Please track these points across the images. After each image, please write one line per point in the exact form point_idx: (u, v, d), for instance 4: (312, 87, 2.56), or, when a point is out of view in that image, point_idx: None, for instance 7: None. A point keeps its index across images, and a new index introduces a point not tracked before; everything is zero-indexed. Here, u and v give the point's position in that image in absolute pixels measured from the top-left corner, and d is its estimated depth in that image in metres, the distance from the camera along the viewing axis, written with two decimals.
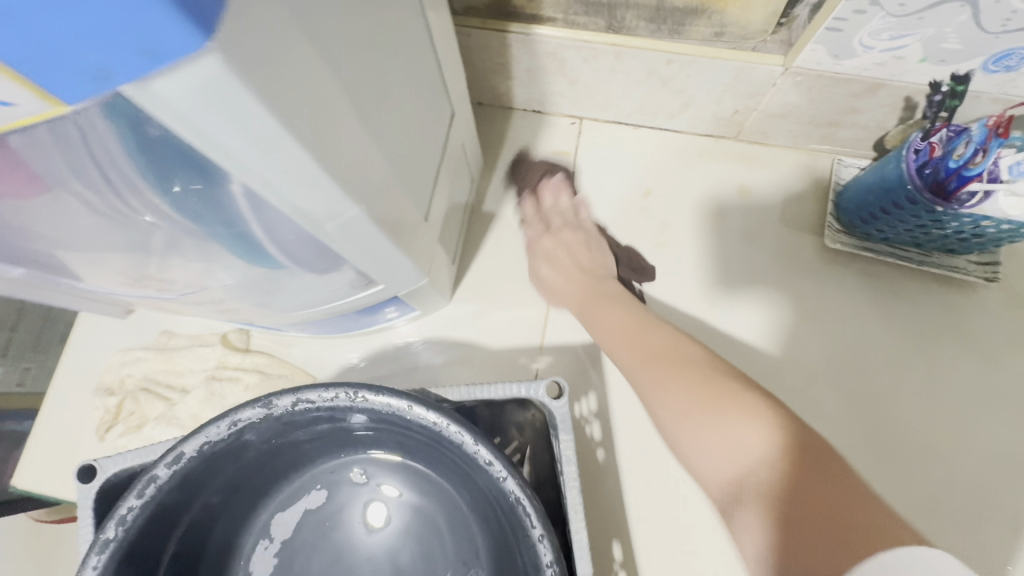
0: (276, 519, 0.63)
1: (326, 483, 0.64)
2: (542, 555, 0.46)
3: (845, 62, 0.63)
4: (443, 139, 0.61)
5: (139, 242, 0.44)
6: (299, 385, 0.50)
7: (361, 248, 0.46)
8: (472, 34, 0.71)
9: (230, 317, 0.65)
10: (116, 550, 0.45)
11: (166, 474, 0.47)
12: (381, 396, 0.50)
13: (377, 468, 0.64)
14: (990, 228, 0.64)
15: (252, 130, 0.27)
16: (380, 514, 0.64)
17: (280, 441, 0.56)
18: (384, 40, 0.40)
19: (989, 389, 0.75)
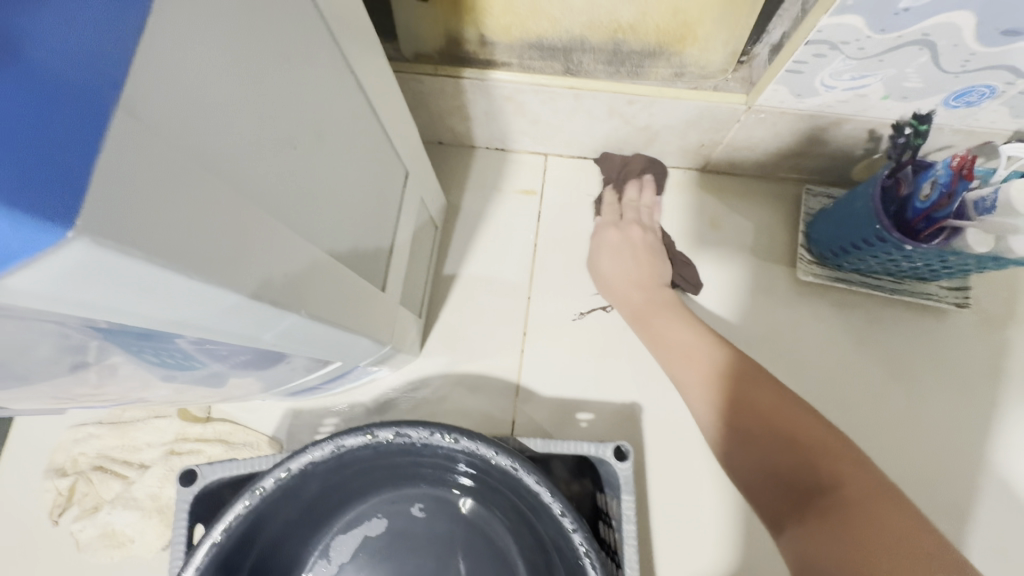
0: (338, 540, 0.68)
1: (390, 514, 0.69)
2: None
3: (807, 100, 0.62)
4: (399, 202, 0.58)
5: (68, 345, 0.36)
6: (405, 421, 0.58)
7: (308, 342, 0.43)
8: (424, 81, 0.68)
9: (195, 397, 0.66)
10: (217, 551, 0.53)
11: (269, 488, 0.55)
12: (475, 442, 0.57)
13: (437, 502, 0.69)
14: (959, 260, 0.63)
15: (147, 283, 0.24)
16: (429, 545, 0.68)
17: (359, 469, 0.62)
18: (306, 132, 0.37)
19: (965, 416, 0.75)
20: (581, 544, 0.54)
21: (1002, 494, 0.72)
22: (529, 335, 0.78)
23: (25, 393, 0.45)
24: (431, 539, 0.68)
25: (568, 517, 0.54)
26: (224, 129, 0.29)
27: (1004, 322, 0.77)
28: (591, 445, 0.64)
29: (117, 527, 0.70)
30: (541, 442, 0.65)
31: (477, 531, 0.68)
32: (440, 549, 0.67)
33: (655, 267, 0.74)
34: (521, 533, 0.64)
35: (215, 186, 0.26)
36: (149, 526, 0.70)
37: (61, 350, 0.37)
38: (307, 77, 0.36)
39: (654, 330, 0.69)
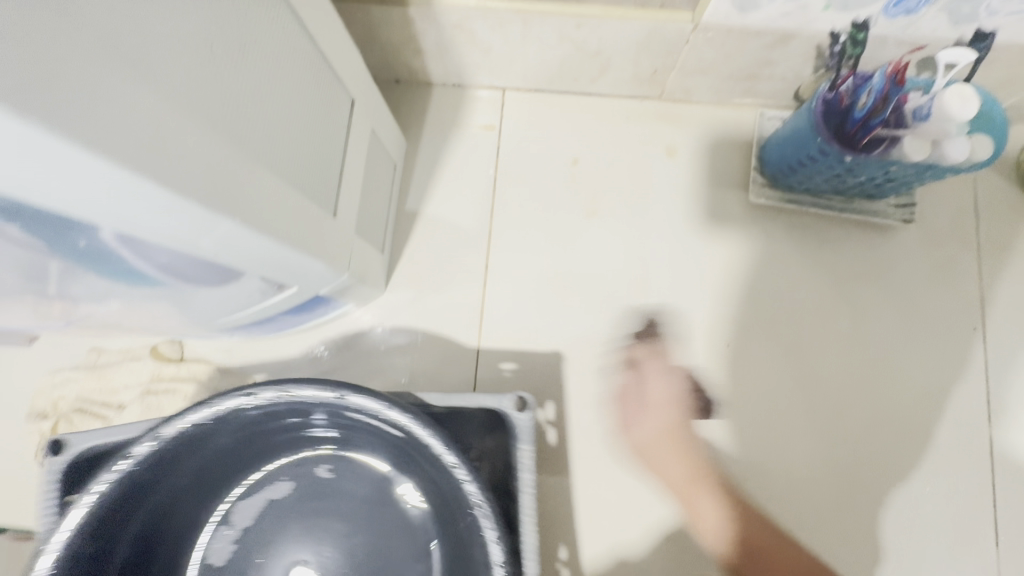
0: (240, 507, 0.63)
1: (295, 476, 0.64)
2: (492, 552, 0.49)
3: (751, 15, 0.62)
4: (346, 128, 0.59)
5: (34, 270, 0.41)
6: (286, 379, 0.51)
7: (249, 259, 0.45)
8: (370, 11, 0.67)
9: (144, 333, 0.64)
10: (88, 519, 0.48)
11: (140, 455, 0.49)
12: (363, 397, 0.51)
13: (346, 461, 0.64)
14: (899, 171, 0.65)
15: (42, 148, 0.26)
16: (338, 513, 0.64)
17: (250, 430, 0.57)
18: (228, 38, 0.39)
19: (910, 327, 0.78)
20: (488, 519, 0.49)
21: (941, 397, 0.76)
22: (491, 269, 0.80)
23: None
24: (338, 499, 0.64)
25: (462, 470, 0.49)
26: (134, 24, 0.31)
27: (948, 236, 0.79)
28: (492, 396, 0.60)
29: None
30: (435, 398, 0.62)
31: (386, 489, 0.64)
32: (335, 510, 0.64)
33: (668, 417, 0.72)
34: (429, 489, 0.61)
35: (115, 71, 0.28)
36: None
37: (25, 270, 0.41)
38: None
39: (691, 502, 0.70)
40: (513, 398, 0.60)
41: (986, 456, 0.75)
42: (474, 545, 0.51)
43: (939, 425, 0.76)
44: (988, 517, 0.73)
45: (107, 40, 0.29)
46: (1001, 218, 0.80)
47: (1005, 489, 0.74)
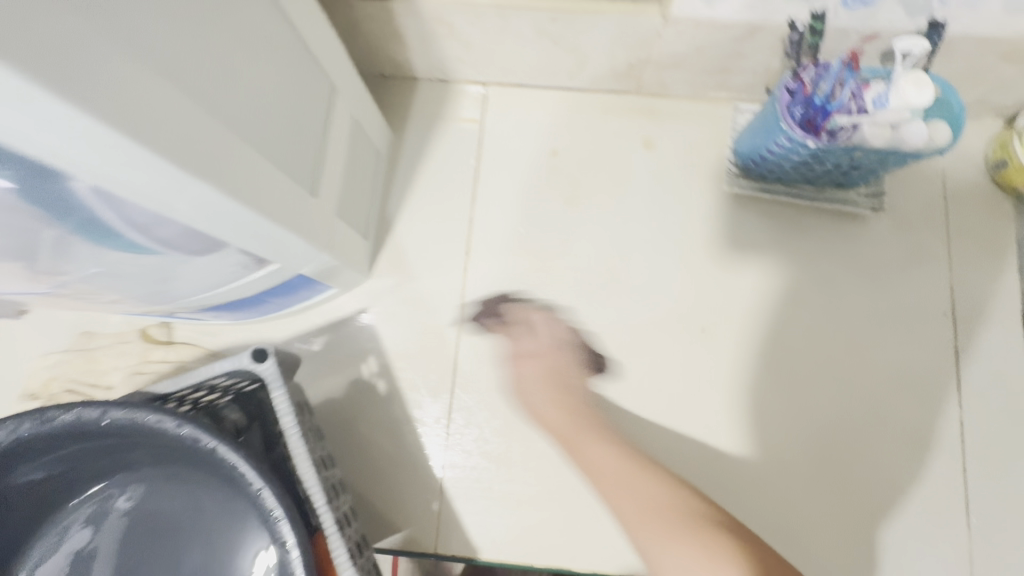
0: (45, 568, 0.62)
1: (90, 522, 0.64)
2: (268, 502, 0.52)
3: (718, 7, 0.65)
4: (327, 112, 0.61)
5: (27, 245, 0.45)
6: (56, 406, 0.53)
7: (228, 226, 0.47)
8: (355, 6, 0.70)
9: (131, 308, 0.64)
10: None
11: None
12: (63, 412, 0.53)
13: (141, 488, 0.65)
14: (863, 157, 0.67)
15: (13, 95, 0.28)
16: (140, 542, 0.64)
17: (37, 465, 0.57)
18: (197, 9, 0.41)
19: (881, 313, 0.80)
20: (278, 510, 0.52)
21: (911, 382, 0.78)
22: (473, 256, 0.82)
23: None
24: (137, 532, 0.64)
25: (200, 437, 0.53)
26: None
27: (918, 225, 0.81)
28: (224, 362, 0.59)
29: None
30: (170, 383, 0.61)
31: (207, 503, 0.64)
32: (166, 526, 0.64)
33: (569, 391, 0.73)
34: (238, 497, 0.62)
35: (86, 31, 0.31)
36: None
37: (20, 244, 0.45)
38: None
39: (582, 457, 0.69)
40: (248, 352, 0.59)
41: (954, 440, 0.76)
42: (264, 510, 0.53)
43: (909, 409, 0.77)
44: (958, 500, 0.75)
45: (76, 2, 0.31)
46: (970, 208, 0.82)
47: (974, 472, 0.75)
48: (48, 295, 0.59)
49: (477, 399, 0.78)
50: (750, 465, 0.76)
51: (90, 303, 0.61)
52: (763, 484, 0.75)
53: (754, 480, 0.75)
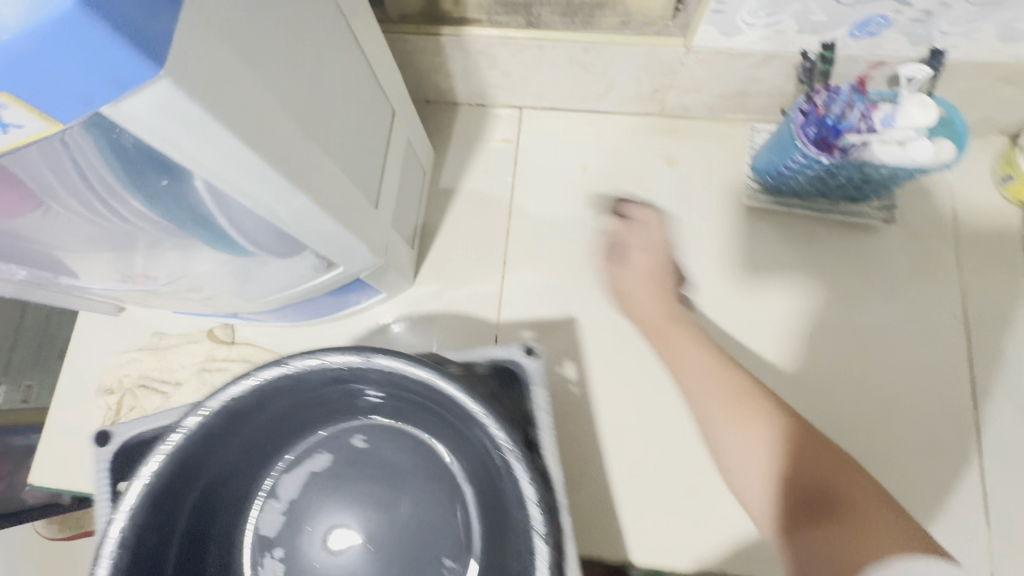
0: (285, 477, 0.70)
1: (329, 449, 0.72)
2: (526, 493, 0.53)
3: (734, 39, 0.72)
4: (387, 134, 0.69)
5: (124, 242, 0.54)
6: (394, 350, 0.57)
7: (312, 232, 0.54)
8: (408, 40, 0.78)
9: (206, 307, 0.72)
10: (145, 494, 0.53)
11: (187, 431, 0.55)
12: (380, 359, 0.57)
13: (378, 431, 0.72)
14: (874, 171, 0.73)
15: (194, 125, 0.35)
16: (361, 482, 0.71)
17: (301, 398, 0.64)
18: (311, 48, 0.49)
19: (897, 317, 0.84)
20: (536, 512, 0.53)
21: (928, 383, 0.82)
22: (509, 265, 0.89)
23: (92, 263, 0.58)
24: (368, 468, 0.71)
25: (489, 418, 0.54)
26: (258, 30, 0.40)
27: (930, 236, 0.86)
28: (502, 347, 0.63)
29: None
30: (455, 351, 0.65)
31: (415, 463, 0.71)
32: (389, 471, 0.71)
33: (665, 276, 0.81)
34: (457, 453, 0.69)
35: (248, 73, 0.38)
36: None
37: (120, 240, 0.53)
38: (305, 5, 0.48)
39: (673, 345, 0.75)
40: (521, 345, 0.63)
41: (971, 440, 0.79)
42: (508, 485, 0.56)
43: (926, 410, 0.81)
44: (976, 497, 0.77)
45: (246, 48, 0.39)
46: (979, 219, 0.86)
47: (991, 472, 0.78)
48: (139, 292, 0.67)
49: None
50: None
51: (173, 302, 0.70)
52: None
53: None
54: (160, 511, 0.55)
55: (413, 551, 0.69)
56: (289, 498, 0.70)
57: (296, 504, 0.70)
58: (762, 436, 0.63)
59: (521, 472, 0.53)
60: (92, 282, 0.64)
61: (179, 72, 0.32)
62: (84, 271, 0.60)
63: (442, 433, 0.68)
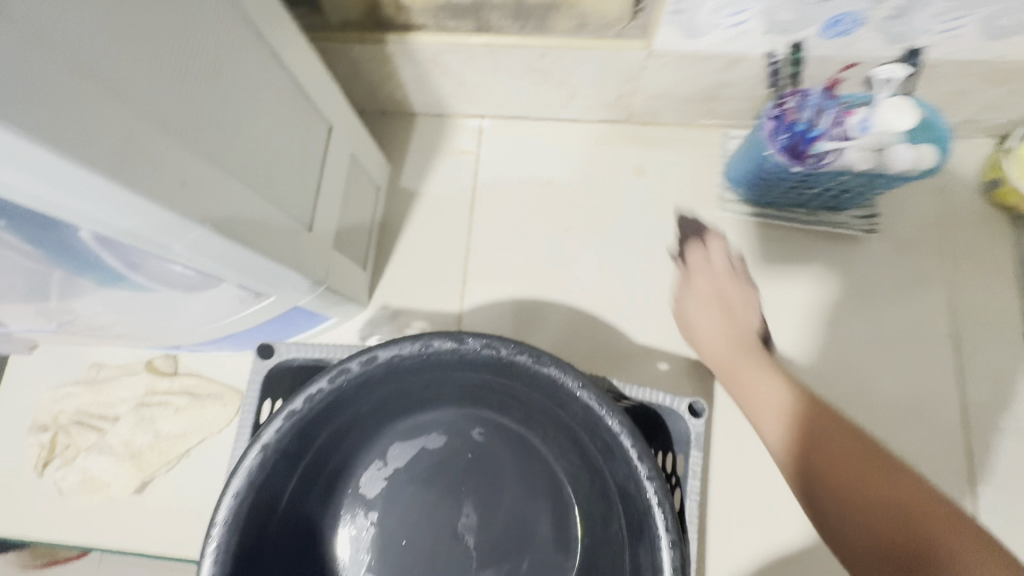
0: (397, 446, 0.63)
1: (448, 431, 0.64)
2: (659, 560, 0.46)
3: (699, 40, 0.67)
4: (323, 150, 0.64)
5: (38, 286, 0.49)
6: (572, 365, 0.50)
7: (225, 264, 0.49)
8: (352, 48, 0.73)
9: (136, 343, 0.66)
10: (297, 420, 0.50)
11: (353, 370, 0.51)
12: (552, 369, 0.50)
13: (501, 428, 0.63)
14: (851, 180, 0.68)
15: (19, 155, 0.30)
16: (466, 480, 0.62)
17: (453, 372, 0.56)
18: (203, 63, 0.44)
19: (884, 334, 0.79)
20: None
21: (917, 404, 0.76)
22: (470, 284, 0.84)
23: (10, 308, 0.52)
24: (479, 465, 0.62)
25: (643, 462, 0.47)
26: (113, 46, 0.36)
27: (915, 245, 0.81)
28: (667, 395, 0.59)
29: (95, 473, 0.76)
30: (621, 382, 0.59)
31: (538, 478, 0.62)
32: (497, 475, 0.62)
33: (738, 297, 0.73)
34: (579, 481, 0.60)
35: (91, 97, 0.33)
36: (123, 469, 0.76)
37: (25, 282, 0.48)
38: (194, 17, 0.44)
39: (734, 373, 0.67)
40: (688, 401, 0.59)
41: (962, 465, 0.74)
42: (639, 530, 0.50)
43: (915, 434, 0.75)
44: None
45: (87, 68, 0.34)
46: (967, 226, 0.81)
47: (985, 499, 0.73)
48: (59, 332, 0.60)
49: None
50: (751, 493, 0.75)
51: (98, 339, 0.63)
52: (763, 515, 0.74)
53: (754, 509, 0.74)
54: (299, 439, 0.52)
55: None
56: (392, 473, 0.62)
57: (394, 485, 0.62)
58: (772, 410, 0.60)
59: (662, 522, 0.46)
60: (10, 326, 0.57)
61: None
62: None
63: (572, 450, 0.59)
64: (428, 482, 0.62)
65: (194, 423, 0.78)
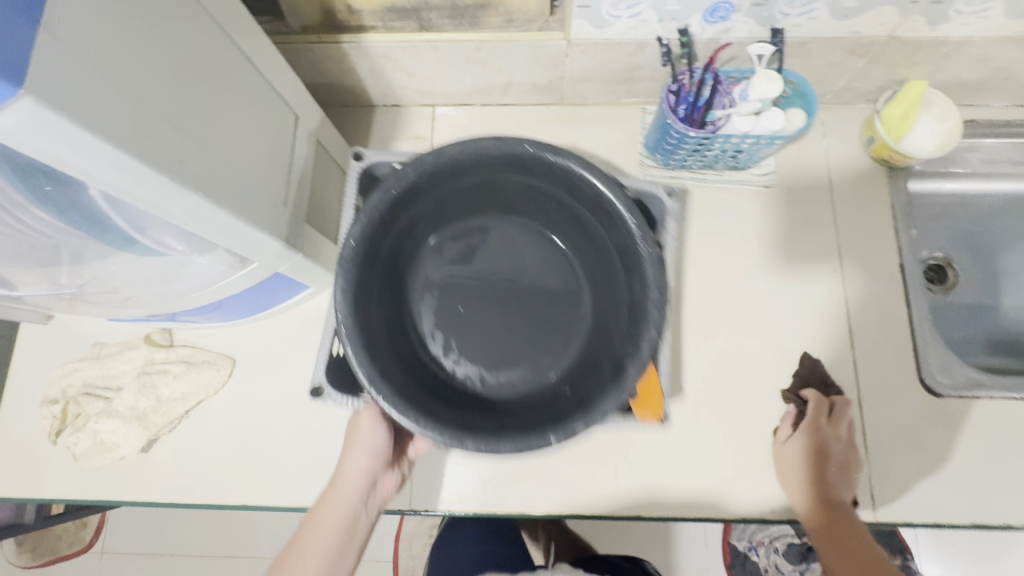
0: (451, 243, 0.84)
1: (488, 232, 0.85)
2: (648, 275, 0.69)
3: (607, 30, 0.79)
4: (292, 138, 0.75)
5: (53, 252, 0.59)
6: (577, 156, 0.70)
7: (214, 229, 0.59)
8: (312, 49, 0.84)
9: (136, 310, 0.76)
10: (388, 199, 0.70)
11: (428, 164, 0.70)
12: (560, 157, 0.70)
13: (529, 229, 0.85)
14: (739, 142, 0.81)
15: (68, 135, 0.40)
16: (504, 267, 0.84)
17: (494, 178, 0.76)
18: (190, 60, 0.55)
19: (785, 273, 0.92)
20: (653, 289, 0.68)
21: (814, 329, 0.90)
22: None
23: (28, 274, 0.63)
24: (513, 255, 0.85)
25: (626, 212, 0.69)
26: (127, 51, 0.47)
27: (809, 197, 0.95)
28: (649, 183, 0.83)
29: (105, 436, 0.85)
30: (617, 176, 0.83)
31: (556, 261, 0.85)
32: (526, 261, 0.85)
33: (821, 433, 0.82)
34: (584, 256, 0.83)
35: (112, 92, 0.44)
36: (130, 430, 0.85)
37: (44, 249, 0.59)
38: (179, 25, 0.54)
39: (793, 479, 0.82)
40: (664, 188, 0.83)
41: (852, 377, 0.88)
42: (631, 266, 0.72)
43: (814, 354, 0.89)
44: (858, 428, 0.86)
45: (110, 69, 0.44)
46: (851, 178, 0.96)
47: (870, 403, 0.87)
48: (66, 298, 0.70)
49: None
50: (678, 412, 0.87)
51: (101, 305, 0.73)
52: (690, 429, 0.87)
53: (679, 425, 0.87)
54: (389, 218, 0.72)
55: (546, 323, 0.83)
56: (448, 262, 0.84)
57: (452, 269, 0.84)
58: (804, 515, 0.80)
59: (647, 253, 0.69)
60: (20, 290, 0.67)
61: (38, 88, 0.37)
62: (15, 281, 0.65)
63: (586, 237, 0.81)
64: (479, 266, 0.84)
65: (192, 387, 0.88)
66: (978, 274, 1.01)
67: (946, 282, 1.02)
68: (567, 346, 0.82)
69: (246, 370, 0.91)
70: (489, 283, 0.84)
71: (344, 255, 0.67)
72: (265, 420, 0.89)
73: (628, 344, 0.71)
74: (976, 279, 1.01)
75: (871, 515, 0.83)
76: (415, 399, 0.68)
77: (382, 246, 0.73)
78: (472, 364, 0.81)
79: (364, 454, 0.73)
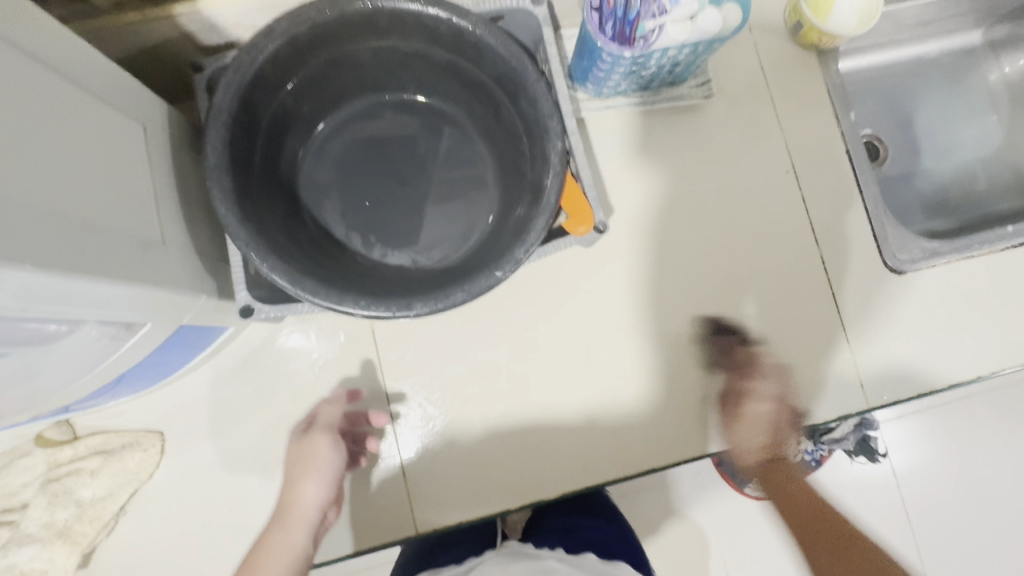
0: (330, 141, 0.78)
1: (363, 120, 0.79)
2: (543, 98, 0.65)
3: None
4: (146, 155, 0.59)
5: None
6: None
7: (72, 305, 0.43)
8: (137, 31, 0.64)
9: (7, 420, 0.59)
10: (233, 96, 0.61)
11: (267, 50, 0.61)
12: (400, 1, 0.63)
13: (403, 105, 0.80)
14: (677, 52, 0.72)
15: None
16: (393, 151, 0.79)
17: (342, 50, 0.69)
18: None
19: (738, 184, 0.88)
20: (551, 112, 0.65)
21: (777, 235, 0.88)
22: None
23: None
24: (397, 137, 0.79)
25: (490, 31, 0.64)
26: None
27: (745, 98, 0.90)
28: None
29: (23, 567, 0.70)
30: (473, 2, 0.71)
31: (446, 130, 0.80)
32: (415, 138, 0.79)
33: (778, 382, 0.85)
34: (473, 112, 0.79)
35: None
36: (55, 550, 0.70)
37: None
38: None
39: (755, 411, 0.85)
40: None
41: (820, 274, 0.87)
42: (519, 93, 0.68)
43: (780, 259, 0.87)
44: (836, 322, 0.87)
45: None
46: (783, 69, 0.91)
47: (842, 296, 0.87)
48: None
49: (408, 379, 0.81)
50: (665, 352, 0.84)
51: None
52: (679, 369, 0.84)
53: (669, 366, 0.84)
54: (245, 118, 0.64)
55: (457, 189, 0.79)
56: (335, 163, 0.78)
57: (340, 166, 0.78)
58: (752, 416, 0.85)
59: (531, 71, 0.65)
60: None
61: None
62: None
63: (463, 85, 0.76)
64: (367, 155, 0.78)
65: (118, 478, 0.73)
66: (906, 143, 1.01)
67: (878, 157, 1.00)
68: (490, 205, 0.79)
69: (180, 440, 0.77)
70: (384, 169, 0.78)
71: (210, 164, 0.59)
72: (222, 490, 0.76)
73: (538, 163, 0.68)
74: (914, 148, 1.00)
75: (865, 403, 0.85)
76: (339, 284, 0.64)
77: (251, 154, 0.67)
78: (399, 252, 0.77)
79: (318, 482, 0.66)
